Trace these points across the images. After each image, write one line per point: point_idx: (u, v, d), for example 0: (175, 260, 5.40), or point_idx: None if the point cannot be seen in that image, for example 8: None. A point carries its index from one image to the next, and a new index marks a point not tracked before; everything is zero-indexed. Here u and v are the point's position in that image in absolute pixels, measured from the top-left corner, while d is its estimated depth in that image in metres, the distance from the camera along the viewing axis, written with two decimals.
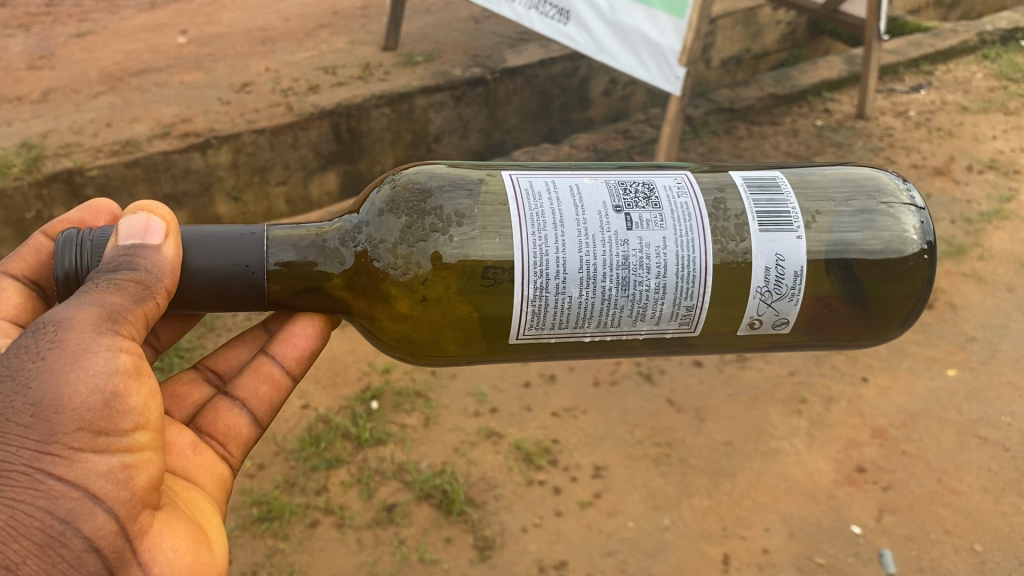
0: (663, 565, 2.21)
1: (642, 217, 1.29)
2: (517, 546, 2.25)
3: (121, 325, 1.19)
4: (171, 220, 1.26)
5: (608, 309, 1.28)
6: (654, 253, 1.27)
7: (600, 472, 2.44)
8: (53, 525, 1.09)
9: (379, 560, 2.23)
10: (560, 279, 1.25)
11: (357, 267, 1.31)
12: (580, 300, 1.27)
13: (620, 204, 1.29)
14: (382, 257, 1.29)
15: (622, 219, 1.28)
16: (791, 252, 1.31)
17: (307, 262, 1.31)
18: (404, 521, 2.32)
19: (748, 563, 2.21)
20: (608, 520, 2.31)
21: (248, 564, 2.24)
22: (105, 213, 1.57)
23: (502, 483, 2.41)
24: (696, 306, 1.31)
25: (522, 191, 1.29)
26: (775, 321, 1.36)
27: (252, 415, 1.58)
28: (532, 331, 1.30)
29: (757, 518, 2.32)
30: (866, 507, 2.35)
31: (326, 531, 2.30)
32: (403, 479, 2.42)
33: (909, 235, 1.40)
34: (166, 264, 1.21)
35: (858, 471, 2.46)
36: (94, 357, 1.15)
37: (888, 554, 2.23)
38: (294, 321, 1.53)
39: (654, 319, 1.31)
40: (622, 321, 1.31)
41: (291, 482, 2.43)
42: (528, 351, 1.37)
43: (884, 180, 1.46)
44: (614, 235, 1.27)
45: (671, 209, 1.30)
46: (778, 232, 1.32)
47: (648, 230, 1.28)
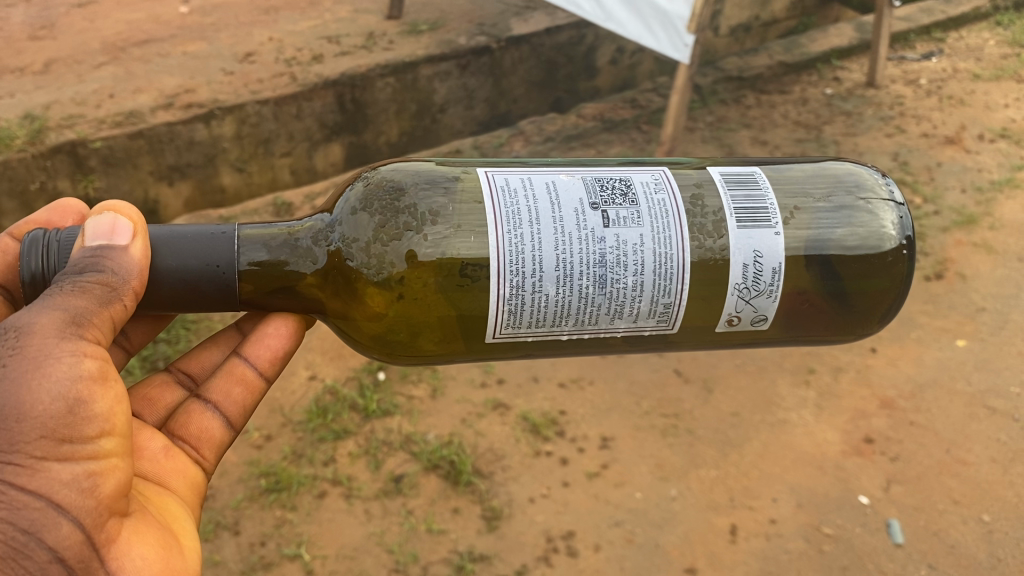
0: (670, 535, 2.21)
1: (618, 214, 1.26)
2: (525, 516, 2.25)
3: (86, 330, 1.15)
4: (138, 219, 1.23)
5: (586, 308, 1.26)
6: (631, 250, 1.24)
7: (607, 442, 2.44)
8: (17, 536, 1.07)
9: (388, 531, 2.23)
10: (536, 277, 1.23)
11: (331, 267, 1.28)
12: (558, 298, 1.24)
13: (596, 202, 1.26)
14: (356, 256, 1.26)
15: (599, 216, 1.25)
16: (768, 248, 1.29)
17: (279, 262, 1.27)
18: (411, 492, 2.32)
19: (755, 533, 2.21)
20: (616, 490, 2.31)
21: (257, 535, 2.25)
22: (72, 212, 1.56)
23: (509, 454, 2.41)
24: (674, 304, 1.29)
25: (498, 188, 1.27)
26: (754, 317, 1.34)
27: (225, 418, 1.54)
28: (509, 330, 1.28)
29: (764, 488, 2.32)
30: (874, 478, 2.35)
31: (334, 501, 2.31)
32: (411, 450, 2.42)
33: (887, 231, 1.38)
34: (134, 266, 1.16)
35: (867, 441, 2.45)
36: (56, 362, 1.12)
37: (895, 525, 2.23)
38: (266, 322, 1.50)
39: (632, 317, 1.29)
40: (600, 319, 1.28)
41: (298, 453, 2.43)
42: (504, 349, 1.35)
43: (864, 176, 1.43)
44: (590, 233, 1.24)
45: (648, 206, 1.28)
46: (755, 227, 1.29)
47: (626, 227, 1.25)
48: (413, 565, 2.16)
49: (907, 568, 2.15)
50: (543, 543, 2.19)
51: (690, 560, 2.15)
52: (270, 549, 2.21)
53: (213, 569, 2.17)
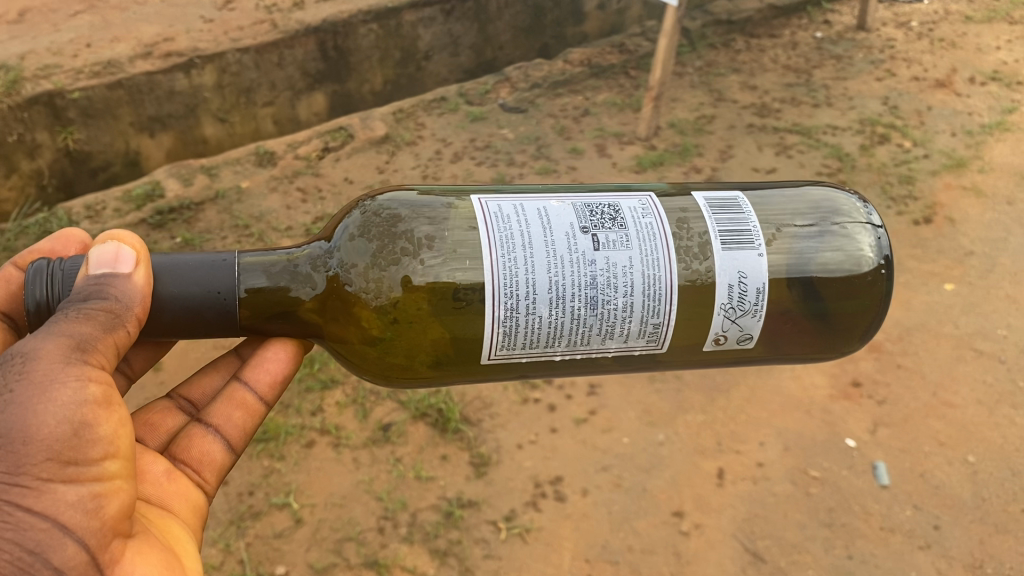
0: (657, 479, 2.22)
1: (608, 237, 1.15)
2: (513, 462, 2.26)
3: (90, 356, 1.03)
4: (142, 247, 1.10)
5: (577, 330, 1.14)
6: (620, 272, 1.13)
7: (595, 389, 2.43)
8: (22, 557, 0.94)
9: (376, 478, 2.23)
10: (529, 300, 1.11)
11: (328, 292, 1.15)
12: (550, 321, 1.12)
13: (586, 225, 1.15)
14: (353, 281, 1.14)
15: (589, 240, 1.14)
16: (753, 268, 1.18)
17: (279, 288, 1.14)
18: (399, 440, 2.32)
19: (742, 477, 2.22)
20: (603, 436, 2.31)
21: (245, 485, 2.23)
22: (76, 241, 1.42)
23: (497, 402, 2.40)
24: (663, 324, 1.17)
25: (489, 214, 1.16)
26: (740, 336, 1.21)
27: (228, 442, 1.41)
28: (504, 352, 1.16)
29: (751, 433, 2.33)
30: (861, 421, 2.36)
31: (322, 451, 2.31)
32: (399, 399, 2.42)
33: (864, 253, 1.27)
34: (136, 293, 1.04)
35: (854, 385, 2.45)
36: (60, 384, 1.00)
37: (881, 467, 2.25)
38: (265, 345, 1.38)
39: (622, 337, 1.17)
40: (591, 339, 1.16)
41: (285, 403, 2.42)
42: (500, 375, 1.23)
43: (841, 199, 1.33)
44: (581, 256, 1.13)
45: (636, 230, 1.17)
46: (740, 249, 1.18)
47: (614, 249, 1.14)
48: (401, 512, 2.16)
49: (893, 509, 2.16)
50: (532, 489, 2.20)
51: (677, 504, 2.16)
52: (259, 498, 2.21)
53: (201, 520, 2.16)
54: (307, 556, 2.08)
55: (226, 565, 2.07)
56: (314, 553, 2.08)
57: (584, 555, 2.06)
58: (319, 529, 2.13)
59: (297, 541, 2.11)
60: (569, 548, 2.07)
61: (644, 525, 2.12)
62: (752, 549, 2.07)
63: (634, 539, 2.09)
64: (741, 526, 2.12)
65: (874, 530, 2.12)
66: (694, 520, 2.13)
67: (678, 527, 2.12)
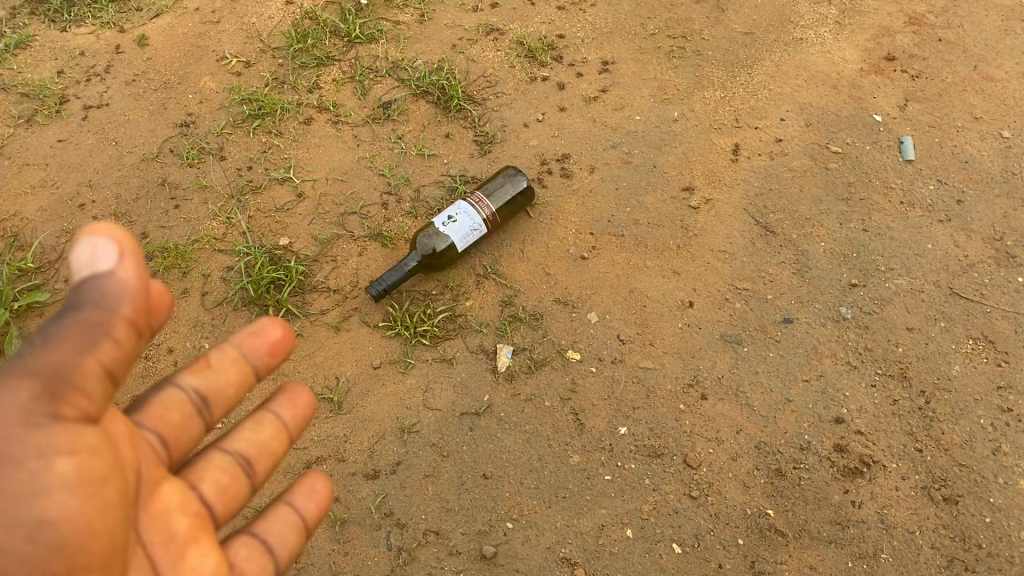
0: (670, 156, 2.16)
1: (435, 236, 1.88)
2: (519, 141, 2.18)
3: (102, 330, 0.93)
4: (123, 233, 0.91)
5: (429, 240, 1.88)
6: (431, 241, 1.88)
7: (607, 67, 2.35)
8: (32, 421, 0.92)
9: (378, 155, 2.15)
10: (424, 250, 1.88)
11: (426, 252, 1.88)
12: (428, 243, 1.88)
13: (437, 237, 1.88)
14: (423, 248, 1.88)
15: (436, 240, 1.88)
16: (444, 241, 1.87)
17: (428, 250, 1.88)
18: (401, 118, 2.23)
19: (759, 153, 2.15)
20: (614, 114, 2.25)
21: (243, 160, 2.15)
22: (251, 336, 1.25)
23: (503, 80, 2.32)
24: (435, 237, 1.88)
25: (432, 243, 1.88)
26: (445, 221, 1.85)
27: (273, 541, 1.26)
28: (424, 243, 1.88)
29: (772, 109, 2.25)
30: (891, 97, 2.27)
31: (321, 128, 2.22)
32: (398, 76, 2.32)
33: (508, 190, 2.00)
34: (125, 289, 0.93)
35: (887, 60, 2.36)
36: (64, 338, 0.92)
37: (908, 142, 2.15)
38: (304, 501, 1.30)
39: (432, 238, 1.88)
40: (430, 242, 1.88)
41: (280, 81, 2.32)
42: (435, 242, 1.88)
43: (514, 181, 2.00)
44: (428, 242, 1.88)
45: (448, 226, 1.84)
46: (440, 238, 1.87)
47: (437, 240, 1.88)
48: (404, 188, 2.09)
49: (915, 184, 2.08)
50: (538, 166, 2.14)
51: (688, 180, 2.11)
52: (258, 174, 2.12)
53: (201, 194, 2.09)
54: (310, 229, 2.02)
55: (228, 237, 2.01)
56: (317, 225, 2.03)
57: (589, 229, 2.03)
58: (322, 203, 2.06)
59: (300, 214, 2.05)
60: (574, 223, 2.04)
61: (652, 200, 2.07)
62: (763, 223, 2.02)
63: (641, 214, 2.05)
64: (753, 201, 2.06)
65: (893, 204, 2.04)
66: (704, 196, 2.08)
67: (687, 202, 2.07)
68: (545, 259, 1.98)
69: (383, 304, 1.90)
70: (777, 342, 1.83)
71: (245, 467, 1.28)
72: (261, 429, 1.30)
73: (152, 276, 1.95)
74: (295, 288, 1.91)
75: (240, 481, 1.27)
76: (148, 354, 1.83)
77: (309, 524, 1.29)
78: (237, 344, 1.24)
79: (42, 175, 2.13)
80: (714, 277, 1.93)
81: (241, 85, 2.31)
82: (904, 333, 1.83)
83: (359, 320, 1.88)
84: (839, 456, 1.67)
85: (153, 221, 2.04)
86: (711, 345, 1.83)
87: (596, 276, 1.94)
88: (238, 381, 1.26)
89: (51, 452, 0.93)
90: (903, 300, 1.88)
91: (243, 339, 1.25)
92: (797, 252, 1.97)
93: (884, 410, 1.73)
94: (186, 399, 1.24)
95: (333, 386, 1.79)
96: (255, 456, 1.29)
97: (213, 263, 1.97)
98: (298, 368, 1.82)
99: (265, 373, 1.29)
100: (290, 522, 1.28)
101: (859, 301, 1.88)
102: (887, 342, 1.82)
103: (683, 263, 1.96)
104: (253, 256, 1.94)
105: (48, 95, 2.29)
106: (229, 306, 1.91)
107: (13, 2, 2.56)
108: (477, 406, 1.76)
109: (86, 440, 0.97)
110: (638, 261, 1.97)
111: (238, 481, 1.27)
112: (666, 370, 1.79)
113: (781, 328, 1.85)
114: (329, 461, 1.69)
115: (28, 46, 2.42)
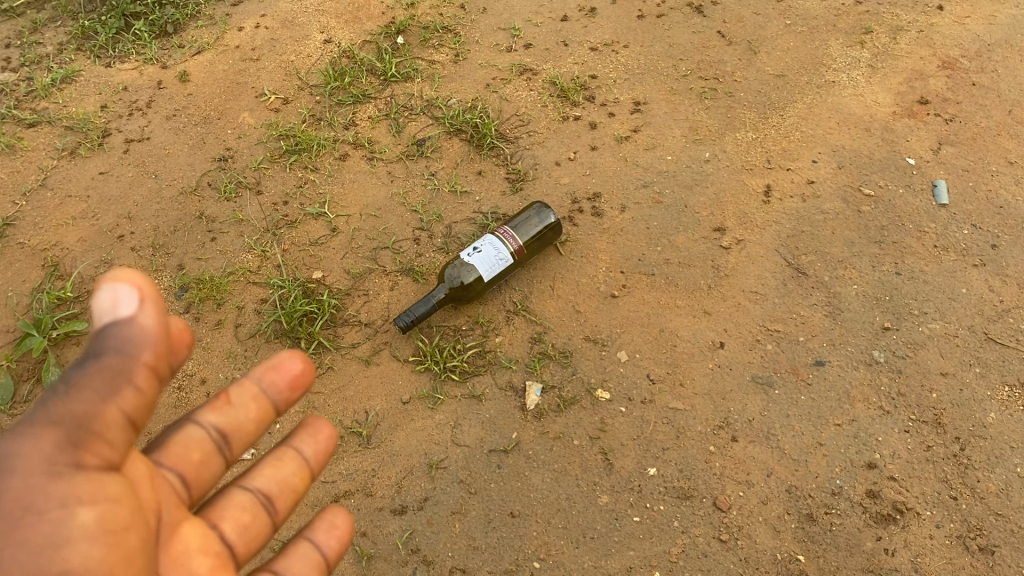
0: (701, 197, 2.16)
1: (460, 269, 1.88)
2: (551, 179, 2.20)
3: (122, 378, 0.94)
4: (143, 280, 0.93)
5: (455, 273, 1.89)
6: (458, 274, 1.89)
7: (639, 107, 2.37)
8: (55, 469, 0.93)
9: (411, 192, 2.18)
10: (451, 283, 1.89)
11: (452, 285, 1.89)
12: (455, 276, 1.89)
13: (464, 270, 1.88)
14: (450, 281, 1.89)
15: (462, 273, 1.88)
16: (470, 273, 1.87)
17: (455, 282, 1.89)
18: (434, 156, 2.26)
19: (791, 195, 2.15)
20: (646, 153, 2.26)
21: (279, 195, 2.19)
22: (271, 369, 1.26)
23: (536, 119, 2.35)
24: (461, 270, 1.88)
25: (459, 275, 1.88)
26: (471, 255, 1.86)
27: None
28: (451, 276, 1.89)
29: (804, 151, 2.25)
30: (924, 140, 2.26)
31: (356, 164, 2.25)
32: (433, 115, 2.36)
33: (534, 224, 1.99)
34: (146, 335, 0.95)
35: (920, 104, 2.36)
36: (86, 387, 0.93)
37: (942, 186, 2.14)
38: (325, 536, 1.30)
39: (458, 271, 1.88)
40: (457, 274, 1.89)
41: (317, 117, 2.36)
42: (461, 274, 1.88)
43: (541, 215, 1.99)
44: (455, 275, 1.89)
45: (474, 259, 1.85)
46: (466, 271, 1.88)
47: (463, 273, 1.88)
48: (436, 224, 2.10)
49: (949, 228, 2.07)
50: (569, 204, 2.15)
51: (719, 221, 2.11)
52: (294, 209, 2.16)
53: (237, 227, 2.12)
54: (343, 264, 2.05)
55: (262, 270, 2.04)
56: (350, 260, 2.05)
57: (619, 267, 2.03)
58: (355, 238, 2.09)
59: (333, 249, 2.08)
60: (605, 261, 2.04)
61: (682, 240, 2.08)
62: (795, 264, 2.02)
63: (671, 253, 2.05)
64: (785, 243, 2.06)
65: (927, 248, 2.03)
66: (736, 236, 2.08)
67: (719, 242, 2.07)
68: (575, 297, 1.98)
69: (414, 338, 1.91)
70: (809, 385, 1.82)
71: (266, 505, 1.29)
72: (283, 465, 1.31)
73: (187, 308, 1.98)
74: (327, 321, 1.93)
75: (261, 519, 1.28)
76: (181, 385, 1.86)
77: (329, 561, 1.30)
78: (257, 379, 1.25)
79: (83, 206, 2.18)
80: (745, 317, 1.93)
81: (279, 121, 2.36)
82: (938, 378, 1.81)
83: (389, 354, 1.90)
84: (871, 502, 1.65)
85: (189, 253, 2.08)
86: (741, 386, 1.82)
87: (626, 315, 1.95)
88: (259, 418, 1.27)
89: (75, 502, 0.94)
90: (937, 344, 1.86)
91: (264, 374, 1.26)
92: (829, 294, 1.96)
93: (918, 456, 1.70)
94: (207, 437, 1.25)
95: (362, 420, 1.80)
96: (277, 493, 1.30)
97: (247, 295, 2.00)
98: (328, 401, 1.83)
99: (285, 408, 1.30)
100: (311, 558, 1.28)
101: (892, 345, 1.87)
102: (921, 388, 1.80)
103: (713, 303, 1.96)
104: (286, 289, 1.97)
105: (91, 129, 2.35)
106: (261, 338, 1.93)
107: (61, 38, 2.63)
108: (505, 443, 1.76)
109: (107, 488, 0.97)
110: (668, 301, 1.97)
111: (259, 519, 1.28)
112: (696, 411, 1.78)
113: (813, 370, 1.84)
114: (357, 495, 1.70)
115: (73, 81, 2.49)
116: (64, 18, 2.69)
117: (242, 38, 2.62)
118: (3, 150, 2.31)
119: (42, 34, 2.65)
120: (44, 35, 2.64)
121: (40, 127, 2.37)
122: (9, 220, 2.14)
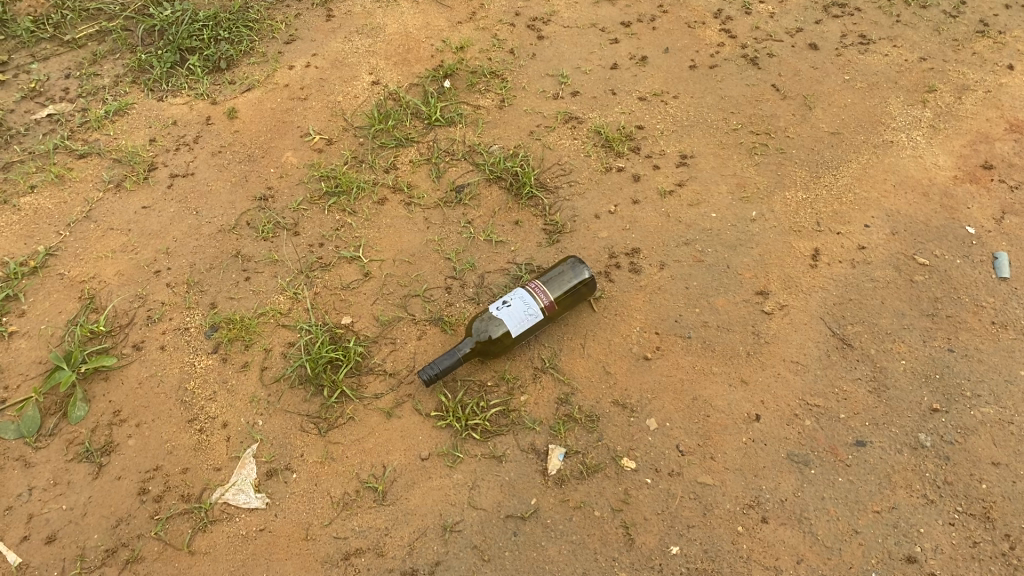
0: (745, 257, 2.08)
1: (488, 324, 1.82)
2: (589, 231, 2.14)
3: None
4: None
5: (483, 328, 1.83)
6: (485, 329, 1.83)
7: (686, 160, 2.31)
8: None
9: (447, 239, 2.15)
10: (479, 338, 1.84)
11: (480, 339, 1.83)
12: (482, 330, 1.83)
13: (491, 326, 1.82)
14: (477, 335, 1.83)
15: (490, 329, 1.82)
16: (498, 328, 1.82)
17: (482, 337, 1.83)
18: (472, 203, 2.23)
19: (840, 259, 2.06)
20: (689, 210, 2.19)
21: (316, 237, 2.18)
22: None
23: (577, 169, 2.30)
24: (490, 326, 1.82)
25: (485, 329, 1.83)
26: (499, 310, 1.80)
27: None
28: (479, 330, 1.83)
29: (856, 214, 2.16)
30: (986, 209, 2.15)
31: (393, 209, 2.23)
32: (474, 161, 2.33)
33: (570, 280, 1.92)
34: None
35: (984, 169, 2.24)
36: None
37: (1002, 259, 2.02)
38: None
39: (487, 325, 1.83)
40: (486, 329, 1.83)
41: (359, 160, 2.36)
42: (489, 329, 1.82)
43: (575, 271, 1.93)
44: (483, 331, 1.83)
45: (503, 314, 1.79)
46: (494, 326, 1.82)
47: (491, 328, 1.82)
48: (469, 273, 2.06)
49: (1008, 304, 1.95)
50: (606, 259, 2.09)
51: (763, 284, 2.03)
52: (329, 251, 2.15)
53: (271, 268, 2.12)
54: (372, 309, 2.02)
55: (292, 313, 2.03)
56: (380, 306, 2.03)
57: (654, 328, 1.96)
58: (387, 284, 2.06)
59: (364, 294, 2.05)
60: (639, 320, 1.97)
61: (722, 302, 2.00)
62: (840, 334, 1.92)
63: (710, 316, 1.98)
64: (831, 311, 1.96)
65: (983, 325, 1.92)
66: (779, 301, 1.99)
67: (760, 307, 1.98)
68: (606, 356, 1.92)
69: (438, 392, 1.87)
70: (848, 467, 1.71)
71: None
72: None
73: (215, 348, 1.98)
74: (352, 369, 1.91)
75: None
76: (203, 428, 1.85)
77: None
78: None
79: (124, 240, 2.20)
80: (785, 389, 1.83)
81: (320, 161, 2.36)
82: (989, 467, 1.69)
83: (412, 408, 1.86)
84: None
85: (222, 291, 2.08)
86: (776, 464, 1.73)
87: (657, 380, 1.87)
88: None
89: None
90: (990, 431, 1.75)
91: None
92: (875, 369, 1.86)
93: (963, 552, 1.59)
94: None
95: (379, 474, 1.76)
96: None
97: (275, 338, 1.98)
98: (346, 452, 1.79)
99: None
100: None
101: (940, 429, 1.76)
102: (970, 477, 1.68)
103: (751, 371, 1.87)
104: (314, 334, 1.95)
105: (139, 162, 2.38)
106: (285, 383, 1.91)
107: (118, 70, 2.69)
108: (524, 509, 1.70)
109: None
110: (702, 366, 1.89)
111: None
112: (726, 488, 1.70)
113: (853, 451, 1.74)
114: (367, 554, 1.65)
115: (125, 113, 2.54)
116: (123, 51, 2.75)
117: (292, 76, 2.64)
118: (53, 180, 2.35)
119: (101, 65, 2.71)
120: (103, 67, 2.70)
121: (90, 158, 2.41)
122: (51, 250, 2.17)
